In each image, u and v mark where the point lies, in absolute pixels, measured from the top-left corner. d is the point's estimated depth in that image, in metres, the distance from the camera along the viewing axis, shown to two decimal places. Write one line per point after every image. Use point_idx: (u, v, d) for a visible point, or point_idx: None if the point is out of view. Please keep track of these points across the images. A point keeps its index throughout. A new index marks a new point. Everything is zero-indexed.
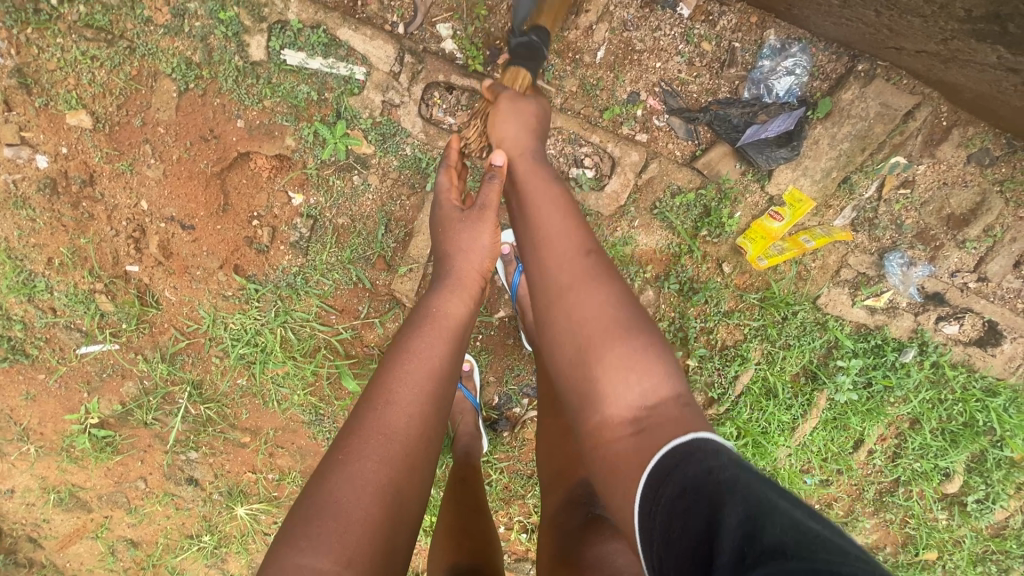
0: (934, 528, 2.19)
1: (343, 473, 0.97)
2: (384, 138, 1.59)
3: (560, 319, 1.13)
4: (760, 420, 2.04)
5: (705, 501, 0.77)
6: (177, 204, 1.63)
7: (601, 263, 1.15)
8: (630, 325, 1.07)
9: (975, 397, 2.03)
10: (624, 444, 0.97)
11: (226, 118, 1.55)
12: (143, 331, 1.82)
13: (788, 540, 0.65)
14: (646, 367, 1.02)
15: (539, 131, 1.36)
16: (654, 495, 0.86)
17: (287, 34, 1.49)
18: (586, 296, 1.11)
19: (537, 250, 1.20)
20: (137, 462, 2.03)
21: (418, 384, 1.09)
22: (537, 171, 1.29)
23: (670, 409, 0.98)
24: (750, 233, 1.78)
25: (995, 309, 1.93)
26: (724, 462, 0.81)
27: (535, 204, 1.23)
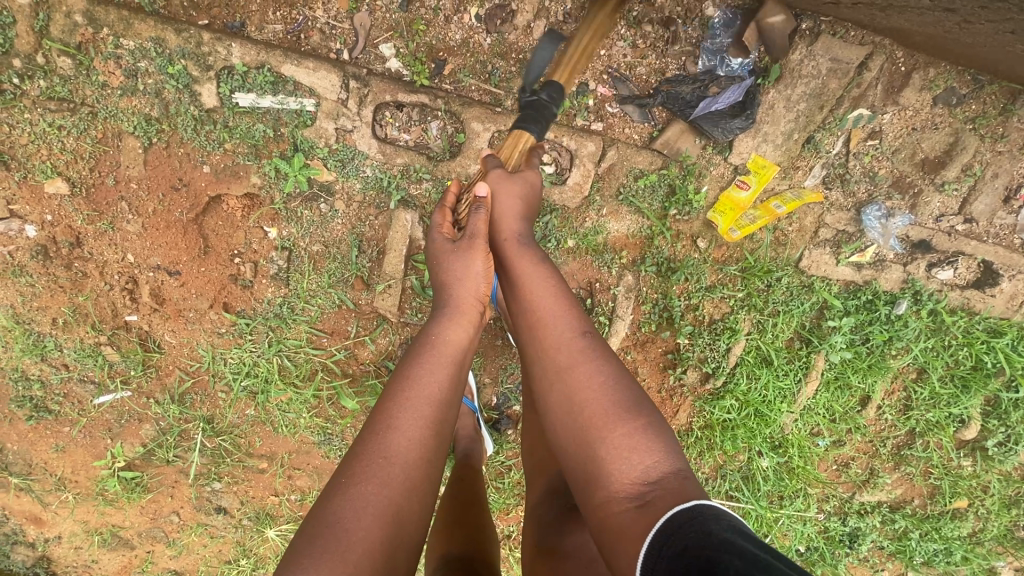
0: (959, 476, 2.15)
1: (346, 494, 1.00)
2: (344, 163, 1.64)
3: (561, 398, 1.18)
4: (760, 389, 2.02)
5: (702, 559, 0.79)
6: (160, 253, 1.71)
7: (598, 344, 1.22)
8: (629, 404, 1.10)
9: (980, 339, 1.97)
10: (626, 516, 0.96)
11: (192, 165, 1.62)
12: (151, 375, 1.91)
13: None
14: (644, 444, 1.04)
15: (531, 212, 1.43)
16: (654, 557, 0.86)
17: (235, 78, 1.55)
18: (584, 373, 1.17)
19: (536, 331, 1.28)
20: (168, 498, 2.14)
21: (418, 410, 1.14)
22: (532, 252, 1.38)
23: (672, 482, 0.98)
24: (720, 206, 1.78)
25: (988, 249, 1.89)
26: (723, 525, 0.85)
27: (532, 283, 1.32)
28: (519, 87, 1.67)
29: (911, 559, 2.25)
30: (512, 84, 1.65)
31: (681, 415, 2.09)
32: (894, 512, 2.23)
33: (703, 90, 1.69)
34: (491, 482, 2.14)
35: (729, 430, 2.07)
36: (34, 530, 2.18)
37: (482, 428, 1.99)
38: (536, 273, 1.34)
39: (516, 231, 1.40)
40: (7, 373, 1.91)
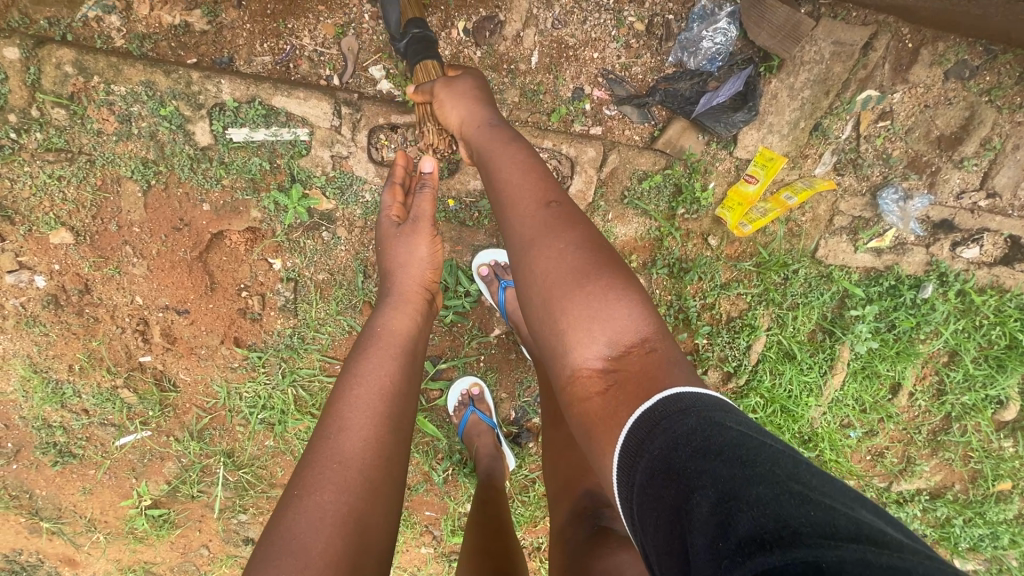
0: (1001, 458, 2.09)
1: (301, 507, 1.00)
2: (342, 190, 1.62)
3: (522, 273, 1.09)
4: (784, 385, 1.96)
5: (675, 486, 0.73)
6: (168, 293, 1.71)
7: (564, 212, 1.11)
8: (593, 268, 1.02)
9: (1013, 317, 1.91)
10: (594, 402, 0.93)
11: (192, 204, 1.61)
12: (169, 414, 1.92)
13: (765, 522, 0.63)
14: (607, 313, 0.98)
15: (485, 100, 1.36)
16: (630, 470, 0.82)
17: (227, 114, 1.53)
18: (545, 249, 1.06)
19: (500, 208, 1.18)
20: (197, 532, 2.15)
21: (370, 406, 1.14)
22: (500, 133, 1.29)
23: (637, 358, 0.94)
24: (727, 202, 1.72)
25: (1014, 224, 1.82)
26: (691, 423, 0.78)
27: (498, 165, 1.23)
28: (513, 98, 1.64)
29: (957, 547, 2.18)
30: (504, 96, 1.63)
31: None
32: (934, 499, 2.17)
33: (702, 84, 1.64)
34: (516, 496, 2.11)
35: None
36: (68, 572, 2.20)
37: (503, 444, 1.97)
38: (504, 153, 1.25)
39: (484, 117, 1.33)
40: (29, 421, 1.93)
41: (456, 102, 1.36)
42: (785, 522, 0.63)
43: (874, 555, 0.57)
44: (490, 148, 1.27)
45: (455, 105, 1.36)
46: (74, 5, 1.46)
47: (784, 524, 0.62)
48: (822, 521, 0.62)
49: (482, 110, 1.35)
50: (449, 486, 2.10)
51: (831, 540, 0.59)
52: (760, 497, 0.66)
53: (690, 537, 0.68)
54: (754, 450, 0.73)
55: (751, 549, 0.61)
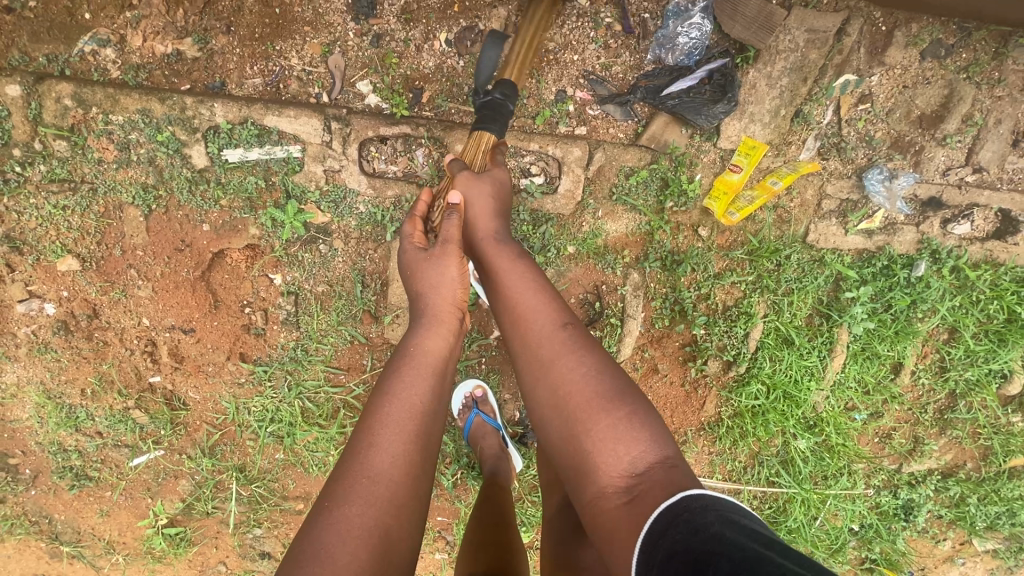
0: (1012, 433, 2.22)
1: (331, 518, 1.06)
2: (336, 203, 1.66)
3: (546, 393, 1.20)
4: (785, 371, 1.98)
5: (689, 562, 0.83)
6: (174, 313, 1.75)
7: (578, 335, 1.24)
8: (615, 395, 1.14)
9: (1009, 290, 1.93)
10: (619, 511, 1.02)
11: (192, 225, 1.65)
12: (181, 432, 1.97)
13: None
14: (630, 435, 1.09)
15: (501, 211, 1.44)
16: (648, 557, 0.90)
17: (221, 136, 1.57)
18: (568, 368, 1.19)
19: (517, 327, 1.29)
20: (213, 548, 2.21)
21: (399, 425, 1.18)
22: (508, 249, 1.39)
23: (659, 472, 1.04)
24: (714, 192, 1.75)
25: (1003, 197, 1.85)
26: (710, 518, 0.89)
27: (511, 284, 1.33)
28: None
29: (975, 526, 2.31)
30: None
31: (709, 406, 2.05)
32: (947, 479, 2.30)
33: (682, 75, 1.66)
34: (525, 497, 2.13)
35: (760, 416, 2.03)
36: None
37: (508, 445, 1.99)
38: (514, 272, 1.35)
39: (489, 230, 1.41)
40: (45, 447, 1.98)
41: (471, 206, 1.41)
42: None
43: None
44: (501, 265, 1.37)
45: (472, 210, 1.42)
46: (70, 41, 1.51)
47: None
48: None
49: (493, 225, 1.43)
50: (459, 490, 2.12)
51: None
52: (769, 572, 0.76)
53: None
54: (762, 542, 0.84)
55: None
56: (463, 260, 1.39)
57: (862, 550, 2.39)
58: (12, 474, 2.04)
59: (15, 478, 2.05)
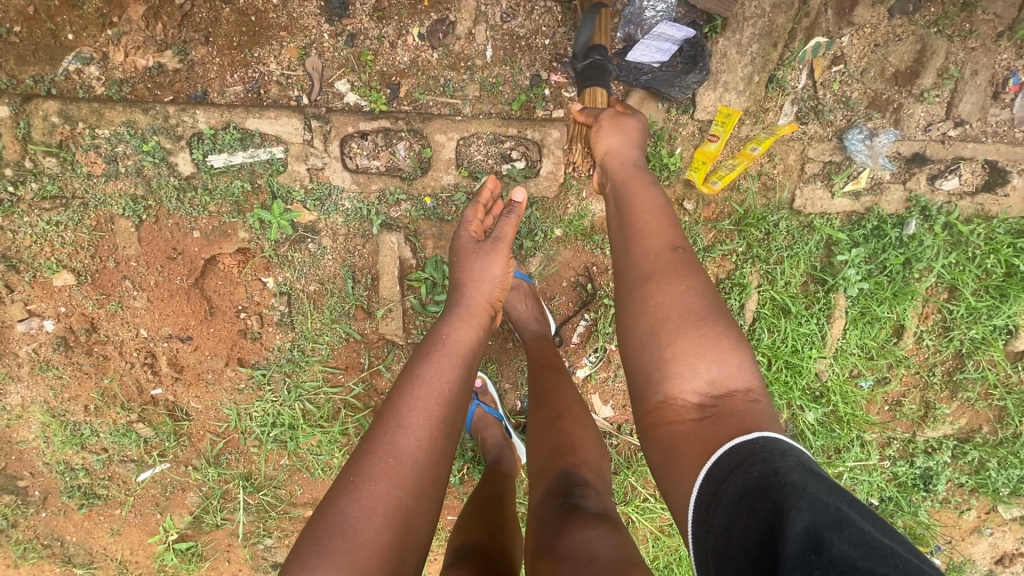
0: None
1: (356, 493, 1.10)
2: (322, 201, 1.68)
3: (636, 300, 1.19)
4: (785, 341, 1.96)
5: (767, 504, 0.81)
6: (170, 322, 1.77)
7: (688, 261, 1.20)
8: (711, 316, 1.12)
9: (1005, 243, 1.91)
10: (687, 425, 1.04)
11: (183, 233, 1.68)
12: (185, 443, 1.98)
13: (857, 556, 0.70)
14: (716, 357, 1.08)
15: (642, 143, 1.45)
16: (719, 486, 0.91)
17: (205, 142, 1.61)
18: (667, 284, 1.16)
19: (623, 236, 1.28)
20: (226, 563, 2.23)
21: (428, 410, 1.21)
22: (648, 175, 1.38)
23: (738, 403, 1.04)
24: (694, 163, 1.75)
25: (988, 149, 1.84)
26: (791, 463, 0.87)
27: (632, 198, 1.32)
28: (474, 92, 1.70)
29: (999, 494, 2.28)
30: (465, 92, 1.69)
31: None
32: (963, 445, 2.26)
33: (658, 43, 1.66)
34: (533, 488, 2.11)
35: None
36: None
37: (511, 434, 1.98)
38: (642, 190, 1.33)
39: (628, 153, 1.42)
40: (53, 467, 1.99)
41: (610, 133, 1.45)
42: (875, 561, 0.69)
43: None
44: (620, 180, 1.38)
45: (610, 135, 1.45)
46: (55, 61, 1.56)
47: (874, 564, 0.69)
48: (909, 570, 0.69)
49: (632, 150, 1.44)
50: (467, 486, 2.11)
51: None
52: (853, 535, 0.73)
53: (777, 547, 0.76)
54: (849, 502, 0.80)
55: (842, 571, 0.68)
56: (509, 260, 1.50)
57: None
58: (21, 497, 2.05)
59: (25, 502, 2.06)
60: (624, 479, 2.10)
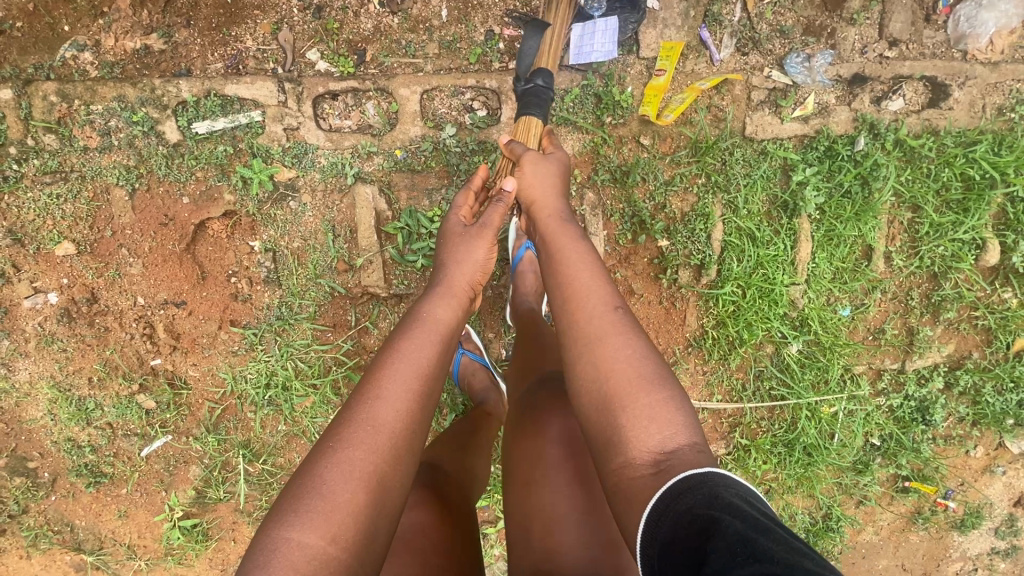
0: (1009, 311, 2.19)
1: (334, 458, 1.12)
2: (299, 158, 1.81)
3: (586, 367, 1.30)
4: (756, 269, 2.02)
5: (706, 515, 0.95)
6: (165, 287, 1.88)
7: (627, 319, 1.34)
8: (656, 376, 1.24)
9: (959, 155, 1.98)
10: (645, 480, 1.11)
11: (173, 200, 1.81)
12: (185, 413, 2.06)
13: (777, 548, 0.85)
14: (664, 417, 1.18)
15: (561, 190, 1.60)
16: (665, 508, 1.03)
17: (189, 110, 1.75)
18: (616, 345, 1.29)
19: (566, 301, 1.40)
20: (232, 543, 2.28)
21: (407, 383, 1.25)
22: (574, 229, 1.52)
23: (688, 455, 1.12)
24: (646, 98, 1.87)
25: (925, 66, 1.95)
26: (732, 491, 1.00)
27: (567, 258, 1.45)
28: (433, 50, 1.84)
29: (1003, 424, 2.29)
30: (426, 51, 1.84)
31: (691, 319, 2.10)
32: (954, 371, 2.27)
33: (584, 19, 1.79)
34: None
35: (741, 320, 2.06)
36: None
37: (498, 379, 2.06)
38: (571, 247, 1.48)
39: (551, 202, 1.56)
40: (60, 445, 2.07)
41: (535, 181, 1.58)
42: (793, 554, 0.84)
43: None
44: (554, 236, 1.51)
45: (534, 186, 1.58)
46: (53, 49, 1.73)
47: (792, 555, 0.83)
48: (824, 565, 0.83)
49: (554, 198, 1.57)
50: None
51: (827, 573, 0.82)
52: (778, 537, 0.87)
53: (712, 543, 0.90)
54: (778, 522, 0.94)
55: (758, 559, 0.83)
56: (491, 248, 1.56)
57: (891, 468, 2.35)
58: (31, 480, 2.12)
59: (35, 484, 2.13)
60: None
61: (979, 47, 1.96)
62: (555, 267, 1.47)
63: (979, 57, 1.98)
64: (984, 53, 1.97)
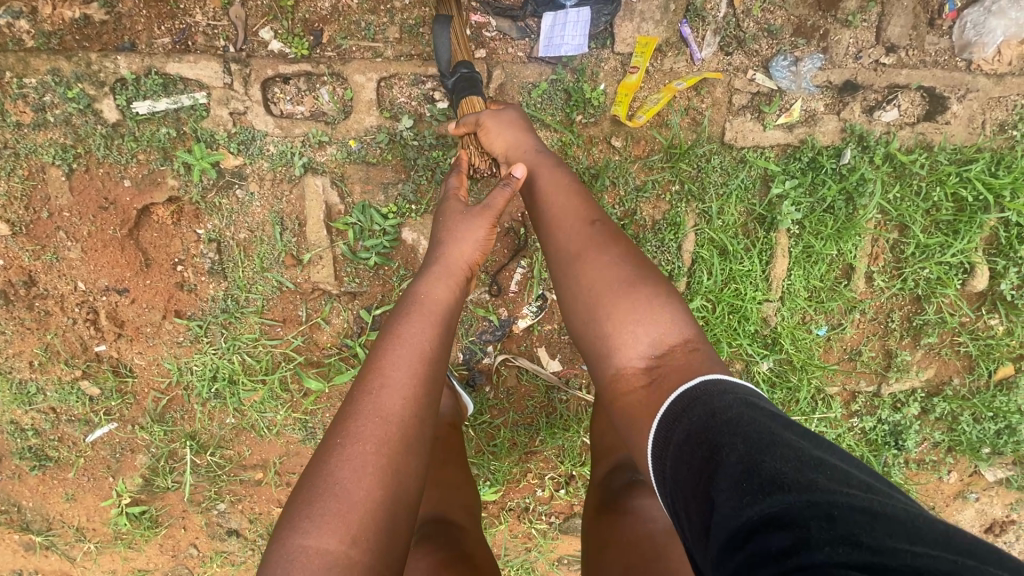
0: (993, 338, 2.09)
1: (343, 455, 1.05)
2: (246, 144, 1.71)
3: (571, 286, 1.28)
4: (728, 284, 1.92)
5: (706, 441, 0.91)
6: (105, 273, 1.81)
7: (606, 231, 1.31)
8: (635, 277, 1.22)
9: (952, 174, 1.85)
10: (639, 392, 1.12)
11: (114, 182, 1.72)
12: (130, 402, 2.00)
13: (788, 469, 0.80)
14: (651, 319, 1.17)
15: (527, 128, 1.52)
16: (668, 432, 1.01)
17: (129, 88, 1.65)
18: (597, 259, 1.27)
19: (547, 228, 1.36)
20: (183, 530, 2.25)
21: (410, 364, 1.17)
22: (548, 159, 1.46)
23: (680, 355, 1.13)
24: (619, 98, 1.75)
25: (923, 75, 1.81)
26: (728, 400, 0.95)
27: (547, 191, 1.40)
28: (395, 34, 1.72)
29: (979, 452, 2.20)
30: (386, 35, 1.72)
31: None
32: (932, 398, 2.17)
33: (556, 7, 1.69)
34: (488, 448, 2.21)
35: (710, 336, 1.96)
36: None
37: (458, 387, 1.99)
38: (549, 175, 1.42)
39: (529, 146, 1.49)
40: (3, 427, 2.02)
41: (502, 130, 1.51)
42: (803, 472, 0.79)
43: (875, 504, 0.73)
44: (536, 176, 1.43)
45: (501, 134, 1.51)
46: None
47: (805, 474, 0.78)
48: (837, 474, 0.79)
49: (526, 138, 1.50)
50: None
51: (839, 483, 0.77)
52: (784, 453, 0.82)
53: (717, 478, 0.85)
54: (782, 424, 0.89)
55: (769, 489, 0.78)
56: (493, 228, 1.44)
57: None
58: None
59: None
60: (575, 435, 2.21)
61: (985, 57, 1.82)
62: (534, 196, 1.42)
63: (984, 68, 1.83)
64: (990, 63, 1.82)
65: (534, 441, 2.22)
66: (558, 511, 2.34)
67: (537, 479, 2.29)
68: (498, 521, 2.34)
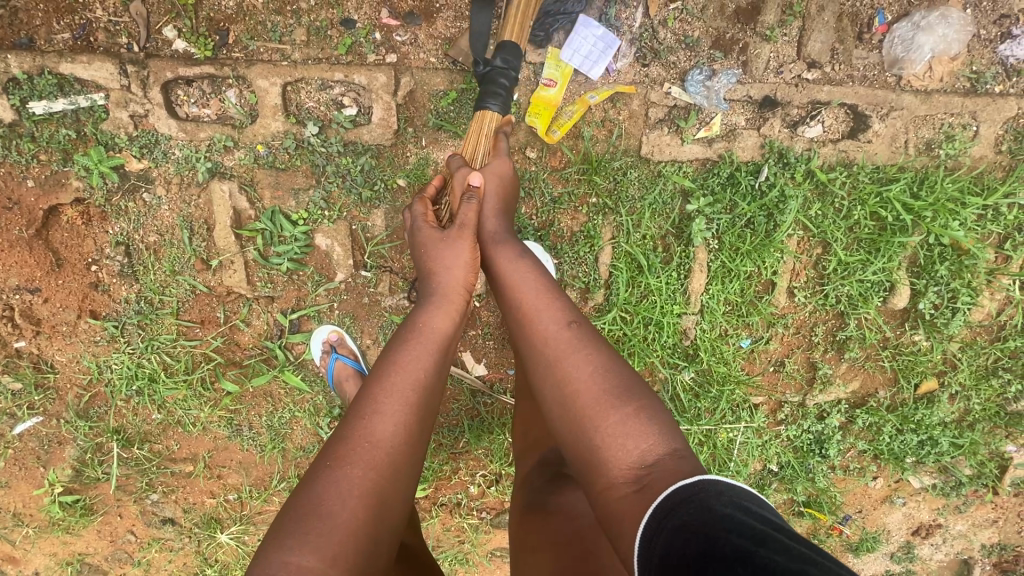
0: (914, 355, 2.01)
1: (331, 476, 1.06)
2: (149, 148, 1.71)
3: (557, 392, 1.23)
4: (646, 297, 1.90)
5: (701, 533, 0.86)
6: (16, 273, 1.81)
7: (584, 334, 1.28)
8: (621, 389, 1.18)
9: (873, 193, 1.82)
10: (628, 500, 1.04)
11: (17, 183, 1.71)
12: (52, 397, 1.98)
13: (783, 561, 0.77)
14: (638, 430, 1.11)
15: (504, 197, 1.49)
16: (656, 526, 0.94)
17: (24, 88, 1.64)
18: (577, 363, 1.23)
19: (526, 329, 1.33)
20: (119, 518, 2.15)
21: (403, 394, 1.18)
22: (512, 245, 1.43)
23: (668, 463, 1.06)
24: (533, 108, 1.76)
25: (845, 92, 1.79)
26: (724, 499, 0.91)
27: (518, 280, 1.37)
28: (301, 36, 1.68)
29: (902, 462, 2.10)
30: (293, 37, 1.68)
31: None
32: (856, 409, 2.08)
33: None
34: None
35: (628, 347, 1.96)
36: (13, 570, 2.21)
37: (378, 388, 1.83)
38: (513, 266, 1.39)
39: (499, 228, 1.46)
40: None
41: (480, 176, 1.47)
42: (797, 566, 0.76)
43: None
44: (503, 264, 1.40)
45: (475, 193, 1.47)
46: None
47: (796, 567, 0.75)
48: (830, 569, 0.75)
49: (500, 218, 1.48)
50: None
51: None
52: (778, 547, 0.80)
53: (710, 566, 0.80)
54: (775, 526, 0.87)
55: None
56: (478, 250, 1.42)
57: (786, 493, 2.18)
58: None
59: None
60: (501, 437, 2.24)
61: (915, 73, 1.78)
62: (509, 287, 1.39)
63: (913, 85, 1.79)
64: (920, 79, 1.78)
65: (460, 443, 2.26)
66: (489, 507, 2.36)
67: (469, 476, 2.32)
68: (430, 516, 2.36)
